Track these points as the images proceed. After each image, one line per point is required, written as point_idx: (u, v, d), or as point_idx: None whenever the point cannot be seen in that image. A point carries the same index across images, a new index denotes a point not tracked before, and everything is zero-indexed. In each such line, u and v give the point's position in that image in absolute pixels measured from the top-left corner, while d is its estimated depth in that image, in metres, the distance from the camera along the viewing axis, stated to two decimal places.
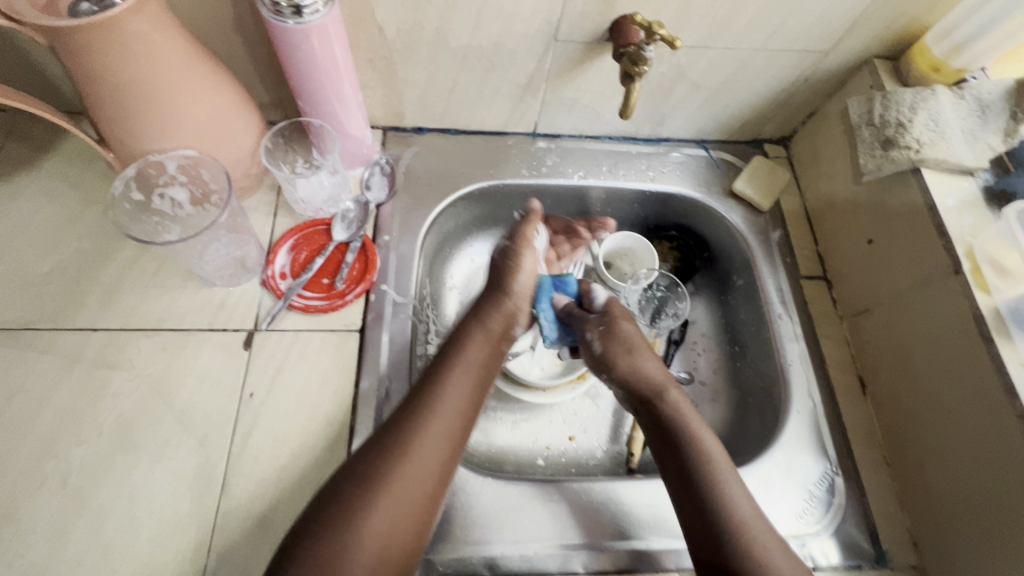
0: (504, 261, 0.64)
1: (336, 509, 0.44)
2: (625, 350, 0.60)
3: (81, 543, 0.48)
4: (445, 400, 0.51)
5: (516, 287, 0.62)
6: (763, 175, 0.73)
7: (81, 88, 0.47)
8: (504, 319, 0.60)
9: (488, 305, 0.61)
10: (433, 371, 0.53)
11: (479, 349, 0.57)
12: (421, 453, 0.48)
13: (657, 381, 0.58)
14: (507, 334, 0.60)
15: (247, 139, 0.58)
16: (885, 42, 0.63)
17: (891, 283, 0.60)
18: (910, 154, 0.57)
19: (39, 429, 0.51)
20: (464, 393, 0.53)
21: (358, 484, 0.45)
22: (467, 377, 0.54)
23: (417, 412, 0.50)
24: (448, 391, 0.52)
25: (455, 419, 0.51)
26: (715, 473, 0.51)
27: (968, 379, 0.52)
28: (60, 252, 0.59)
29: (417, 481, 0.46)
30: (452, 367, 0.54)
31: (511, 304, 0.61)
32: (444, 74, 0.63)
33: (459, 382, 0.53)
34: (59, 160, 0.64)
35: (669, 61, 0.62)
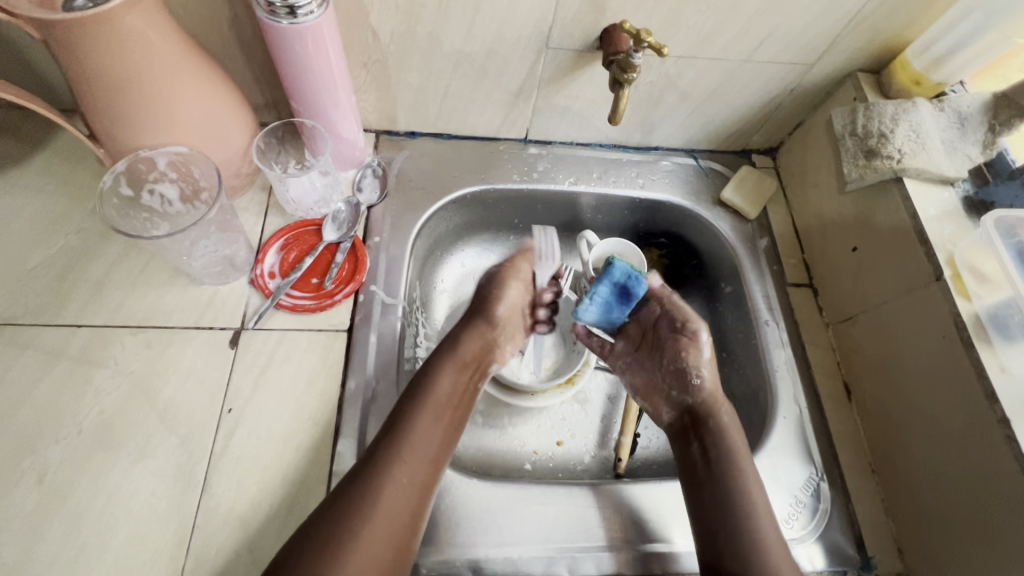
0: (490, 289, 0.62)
1: (303, 566, 0.42)
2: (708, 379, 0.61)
3: (56, 543, 0.47)
4: (411, 444, 0.50)
5: (501, 315, 0.62)
6: (750, 184, 0.74)
7: (74, 84, 0.47)
8: (481, 347, 0.60)
9: (461, 335, 0.60)
10: (399, 413, 0.52)
11: (450, 386, 0.56)
12: (387, 505, 0.47)
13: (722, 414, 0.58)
14: (480, 366, 0.60)
15: (239, 137, 0.58)
16: (867, 56, 0.65)
17: (876, 292, 0.61)
18: (892, 164, 0.59)
19: (18, 425, 0.51)
20: (433, 437, 0.52)
21: (320, 543, 0.43)
22: (435, 418, 0.53)
23: (383, 461, 0.48)
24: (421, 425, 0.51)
25: (422, 466, 0.50)
26: (753, 512, 0.52)
27: (950, 396, 0.52)
28: (46, 248, 0.59)
29: (385, 533, 0.46)
30: (420, 408, 0.52)
31: (492, 333, 0.61)
32: (437, 79, 0.64)
33: (427, 424, 0.52)
34: (48, 156, 0.64)
35: (658, 70, 0.64)
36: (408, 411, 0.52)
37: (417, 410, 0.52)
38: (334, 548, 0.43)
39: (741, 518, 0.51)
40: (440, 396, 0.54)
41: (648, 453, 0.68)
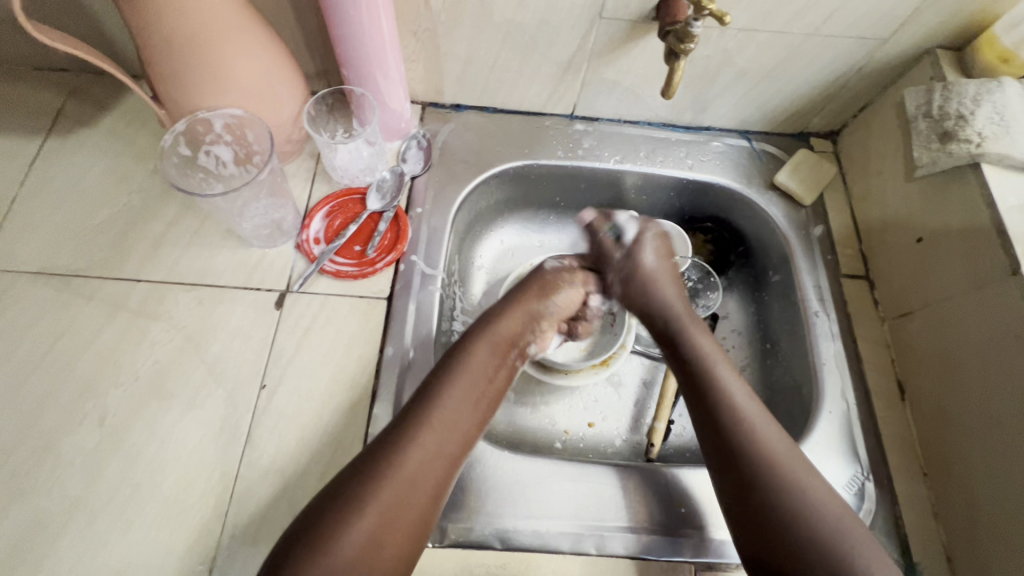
0: (547, 275, 0.63)
1: (327, 519, 0.42)
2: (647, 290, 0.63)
3: (113, 480, 0.50)
4: (440, 415, 0.49)
5: (550, 298, 0.62)
6: (808, 169, 0.71)
7: (141, 47, 0.49)
8: (520, 325, 0.59)
9: (504, 315, 0.59)
10: (431, 386, 0.52)
11: (483, 357, 0.55)
12: (411, 469, 0.46)
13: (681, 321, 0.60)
14: (517, 344, 0.59)
15: (292, 104, 0.59)
16: (950, 31, 0.60)
17: (942, 288, 0.57)
18: (969, 148, 0.54)
19: (83, 369, 0.54)
20: (465, 412, 0.51)
21: (347, 501, 0.43)
22: (467, 396, 0.52)
23: (411, 429, 0.48)
24: (448, 400, 0.51)
25: (450, 438, 0.49)
26: (749, 422, 0.50)
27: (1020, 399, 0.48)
28: (111, 206, 0.62)
29: (405, 495, 0.45)
30: (452, 382, 0.52)
31: (534, 312, 0.60)
32: (486, 49, 0.63)
33: (457, 400, 0.51)
34: (115, 118, 0.67)
35: (716, 44, 0.61)
36: (441, 384, 0.52)
37: (450, 382, 0.52)
38: (354, 505, 0.43)
39: (732, 423, 0.50)
40: (473, 372, 0.53)
41: (682, 440, 0.67)
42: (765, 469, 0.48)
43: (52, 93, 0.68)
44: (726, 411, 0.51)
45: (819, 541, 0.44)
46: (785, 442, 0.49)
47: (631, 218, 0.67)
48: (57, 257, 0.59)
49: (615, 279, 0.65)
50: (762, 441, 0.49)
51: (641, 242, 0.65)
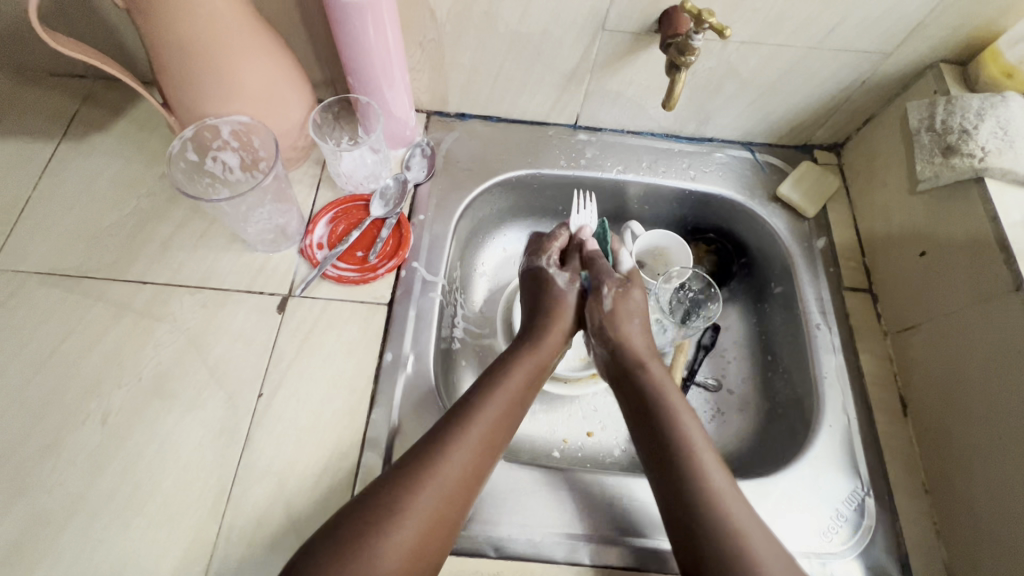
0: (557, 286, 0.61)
1: (359, 527, 0.42)
2: (631, 316, 0.58)
3: (114, 479, 0.50)
4: (476, 431, 0.49)
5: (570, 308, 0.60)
6: (811, 181, 0.70)
7: (153, 56, 0.51)
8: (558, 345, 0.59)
9: (546, 328, 0.58)
10: (468, 398, 0.52)
11: (522, 373, 0.55)
12: (447, 484, 0.46)
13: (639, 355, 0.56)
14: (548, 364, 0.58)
15: (298, 111, 0.61)
16: (954, 45, 0.60)
17: (945, 303, 0.56)
18: (973, 162, 0.54)
19: (87, 369, 0.55)
20: (499, 425, 0.51)
21: (383, 510, 0.43)
22: (503, 408, 0.52)
23: (448, 438, 0.48)
24: (484, 412, 0.51)
25: (486, 454, 0.49)
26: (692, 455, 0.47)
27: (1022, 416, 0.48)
28: (120, 209, 0.63)
29: (439, 507, 0.45)
30: (490, 398, 0.52)
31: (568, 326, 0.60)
32: (490, 60, 0.64)
33: (493, 412, 0.51)
34: (127, 124, 0.69)
35: (719, 56, 0.61)
36: (477, 398, 0.52)
37: (489, 398, 0.52)
38: (390, 515, 0.42)
39: (684, 469, 0.46)
40: (511, 390, 0.53)
41: None
42: (716, 522, 0.43)
43: (66, 98, 0.70)
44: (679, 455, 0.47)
45: None
46: (740, 495, 0.45)
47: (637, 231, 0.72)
48: (67, 258, 0.60)
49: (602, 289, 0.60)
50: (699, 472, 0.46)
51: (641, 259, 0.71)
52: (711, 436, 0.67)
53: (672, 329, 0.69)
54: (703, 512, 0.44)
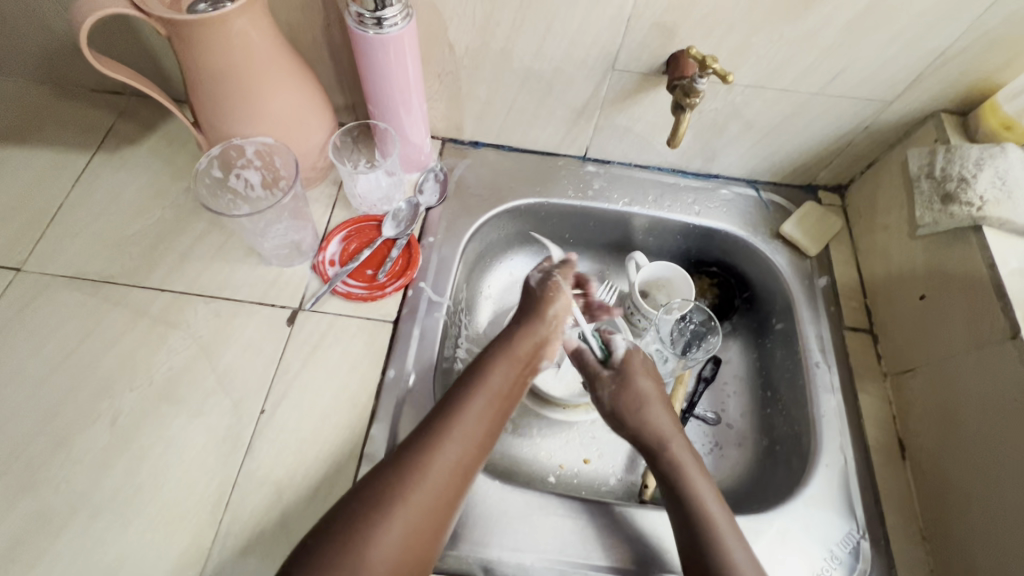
0: (542, 290, 0.60)
1: (345, 532, 0.42)
2: (633, 406, 0.57)
3: (118, 479, 0.52)
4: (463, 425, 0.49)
5: (549, 315, 0.58)
6: (814, 221, 0.72)
7: (188, 79, 0.54)
8: (533, 348, 0.57)
9: (523, 331, 0.57)
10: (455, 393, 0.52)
11: (506, 371, 0.54)
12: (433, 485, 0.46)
13: (662, 432, 0.55)
14: (531, 362, 0.57)
15: (319, 135, 0.64)
16: (954, 96, 0.61)
17: (943, 346, 0.57)
18: (971, 210, 0.55)
19: (101, 370, 0.57)
20: (485, 419, 0.51)
21: (373, 505, 0.44)
22: (487, 404, 0.51)
23: (434, 436, 0.48)
24: (470, 408, 0.51)
25: (473, 445, 0.49)
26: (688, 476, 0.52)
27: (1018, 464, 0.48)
28: (144, 219, 0.66)
29: (425, 510, 0.45)
30: (471, 397, 0.51)
31: (544, 332, 0.58)
32: (504, 93, 0.66)
33: (479, 406, 0.51)
34: (157, 139, 0.72)
35: (724, 98, 0.63)
36: (462, 394, 0.51)
37: (470, 397, 0.51)
38: (380, 512, 0.43)
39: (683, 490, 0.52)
40: (494, 385, 0.53)
41: None
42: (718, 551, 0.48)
43: (103, 113, 0.74)
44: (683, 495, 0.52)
45: None
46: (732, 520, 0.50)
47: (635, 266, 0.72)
48: (91, 263, 0.63)
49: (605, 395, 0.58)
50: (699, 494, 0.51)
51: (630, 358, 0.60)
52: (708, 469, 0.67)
53: (672, 360, 0.69)
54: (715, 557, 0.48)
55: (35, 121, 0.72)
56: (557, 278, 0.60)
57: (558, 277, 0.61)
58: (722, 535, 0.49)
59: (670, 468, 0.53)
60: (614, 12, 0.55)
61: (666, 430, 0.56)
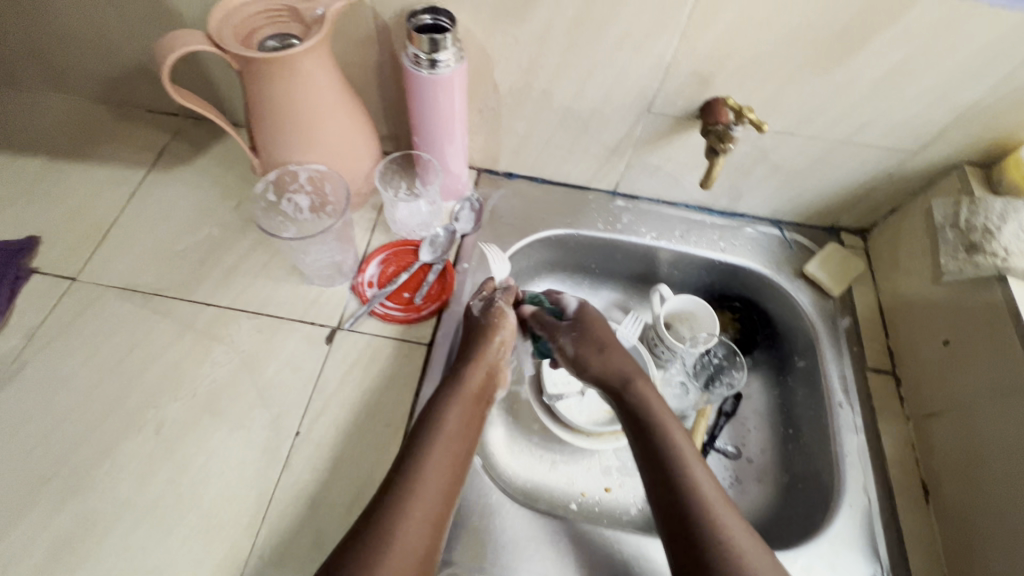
0: (485, 320, 0.62)
1: None
2: (597, 349, 0.62)
3: (161, 487, 0.54)
4: (425, 478, 0.50)
5: (494, 340, 0.61)
6: (836, 262, 0.73)
7: (251, 109, 0.58)
8: (483, 378, 0.58)
9: (473, 367, 0.58)
10: (412, 446, 0.52)
11: (460, 414, 0.55)
12: (406, 541, 0.46)
13: (627, 371, 0.60)
14: (484, 394, 0.59)
15: (365, 164, 0.67)
16: (978, 150, 0.63)
17: (969, 392, 0.58)
18: (996, 261, 0.57)
19: (148, 380, 0.59)
20: (445, 467, 0.51)
21: None
22: (445, 452, 0.52)
23: (398, 497, 0.48)
24: (430, 461, 0.51)
25: (437, 498, 0.50)
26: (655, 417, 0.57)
27: None
28: (194, 235, 0.69)
29: (402, 568, 0.45)
30: (431, 442, 0.52)
31: (492, 360, 0.60)
32: (542, 129, 0.70)
33: (438, 456, 0.51)
34: (208, 159, 0.76)
35: (754, 142, 0.66)
36: (419, 448, 0.51)
37: (431, 446, 0.52)
38: None
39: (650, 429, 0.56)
40: (450, 433, 0.53)
41: None
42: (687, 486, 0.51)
43: (159, 132, 0.78)
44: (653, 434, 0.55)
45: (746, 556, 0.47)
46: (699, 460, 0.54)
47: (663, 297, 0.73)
48: (142, 275, 0.66)
49: (567, 338, 0.62)
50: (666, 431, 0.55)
51: (584, 308, 0.66)
52: None
53: (694, 393, 0.73)
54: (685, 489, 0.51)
55: (95, 138, 0.76)
56: (500, 304, 0.63)
57: (500, 302, 0.63)
58: (689, 470, 0.52)
59: (637, 405, 0.58)
60: (654, 61, 0.58)
61: (629, 371, 0.60)
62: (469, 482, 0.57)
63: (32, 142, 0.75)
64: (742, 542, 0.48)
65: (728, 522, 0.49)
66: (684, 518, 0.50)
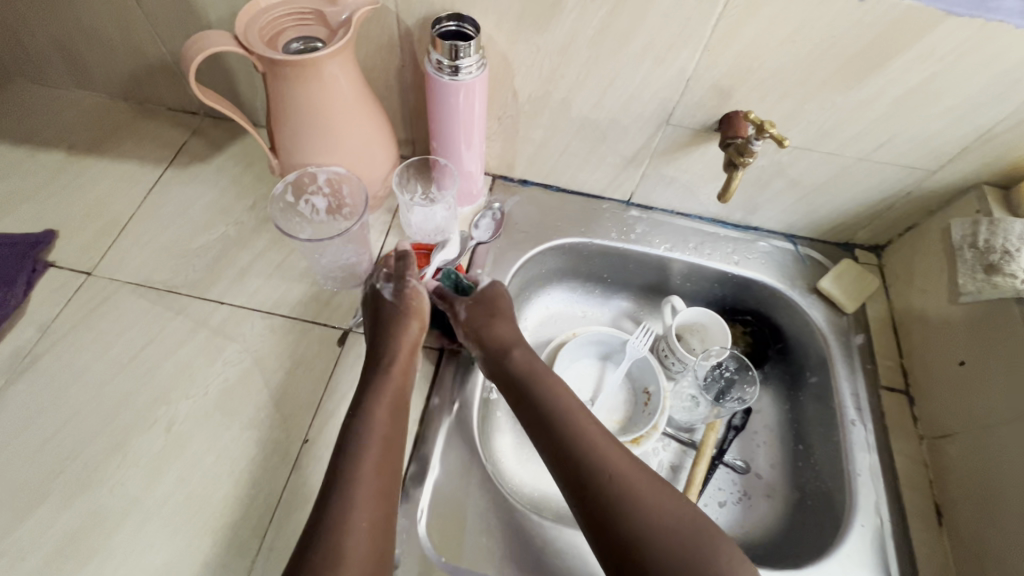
0: (399, 301, 0.59)
1: None
2: (486, 313, 0.61)
3: (170, 484, 0.54)
4: (361, 486, 0.47)
5: (409, 319, 0.58)
6: (851, 278, 0.73)
7: (272, 110, 0.58)
8: (405, 363, 0.56)
9: (390, 359, 0.55)
10: (341, 454, 0.49)
11: (387, 408, 0.52)
12: (354, 557, 0.44)
13: (510, 333, 0.61)
14: (407, 379, 0.56)
15: (383, 167, 0.67)
16: (998, 170, 0.63)
17: (985, 413, 0.57)
18: (1015, 283, 0.57)
19: (160, 377, 0.59)
20: (381, 468, 0.49)
21: None
22: (377, 450, 0.49)
23: (336, 512, 0.45)
24: (362, 465, 0.48)
25: (379, 502, 0.47)
26: (534, 379, 0.57)
27: None
28: (210, 233, 0.70)
29: None
30: (359, 445, 0.49)
31: (411, 341, 0.57)
32: (559, 138, 0.70)
33: (370, 459, 0.49)
34: (226, 157, 0.76)
35: (772, 157, 0.66)
36: (347, 455, 0.49)
37: (359, 447, 0.49)
38: None
39: (534, 393, 0.56)
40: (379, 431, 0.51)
41: None
42: (578, 442, 0.52)
43: (178, 130, 0.78)
44: (534, 396, 0.56)
45: (657, 506, 0.48)
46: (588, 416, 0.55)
47: (672, 308, 0.73)
48: (157, 272, 0.66)
49: (462, 308, 0.62)
50: (549, 394, 0.56)
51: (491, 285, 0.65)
52: (736, 518, 0.67)
53: (705, 406, 0.72)
54: (575, 445, 0.52)
55: (114, 134, 0.77)
56: (412, 284, 0.60)
57: (412, 280, 0.60)
58: (573, 422, 0.54)
59: (515, 368, 0.58)
60: (675, 73, 0.59)
61: (509, 332, 0.61)
62: (478, 489, 0.57)
63: (53, 137, 0.76)
64: (640, 483, 0.49)
65: (622, 466, 0.51)
66: (579, 474, 0.50)
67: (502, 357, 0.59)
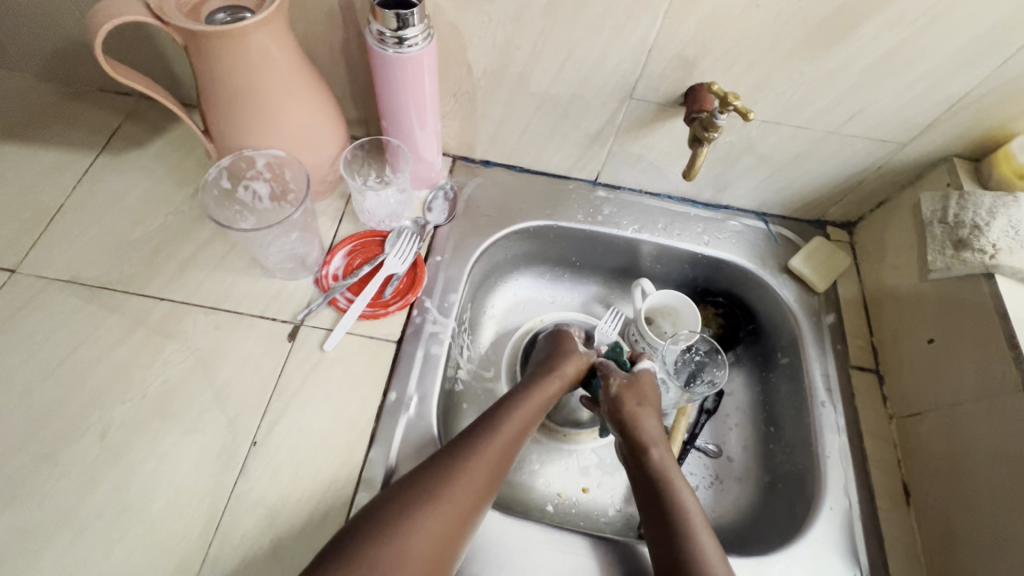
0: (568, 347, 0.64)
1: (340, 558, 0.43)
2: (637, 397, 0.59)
3: (106, 495, 0.50)
4: (480, 454, 0.50)
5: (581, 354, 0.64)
6: (822, 256, 0.71)
7: (202, 90, 0.53)
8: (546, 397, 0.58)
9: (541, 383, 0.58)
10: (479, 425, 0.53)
11: (525, 412, 0.56)
12: (443, 504, 0.47)
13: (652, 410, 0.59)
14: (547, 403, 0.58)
15: (330, 150, 0.63)
16: (969, 143, 0.61)
17: (952, 391, 0.57)
18: (984, 258, 0.55)
19: (94, 380, 0.55)
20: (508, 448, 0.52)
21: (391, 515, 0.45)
22: (511, 435, 0.53)
23: (450, 461, 0.49)
24: (492, 436, 0.52)
25: (490, 466, 0.50)
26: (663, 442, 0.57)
27: None
28: (147, 225, 0.65)
29: (436, 521, 0.46)
30: (496, 423, 0.53)
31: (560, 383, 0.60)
32: (520, 115, 0.66)
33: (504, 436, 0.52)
34: (164, 142, 0.71)
35: (740, 131, 0.63)
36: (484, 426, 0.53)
37: (494, 424, 0.53)
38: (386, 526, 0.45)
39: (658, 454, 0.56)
40: (515, 422, 0.54)
41: None
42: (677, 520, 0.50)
43: (111, 114, 0.72)
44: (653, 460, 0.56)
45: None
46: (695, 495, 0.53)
47: (644, 292, 0.70)
48: (89, 267, 0.61)
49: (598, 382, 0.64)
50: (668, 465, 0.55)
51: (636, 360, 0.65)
52: (708, 503, 0.66)
53: (675, 391, 0.68)
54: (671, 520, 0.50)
55: (41, 119, 0.71)
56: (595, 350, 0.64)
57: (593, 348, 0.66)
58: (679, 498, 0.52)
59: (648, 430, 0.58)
60: (636, 42, 0.55)
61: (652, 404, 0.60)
62: None
63: None
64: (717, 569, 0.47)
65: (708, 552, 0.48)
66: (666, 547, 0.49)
67: (641, 450, 0.56)
